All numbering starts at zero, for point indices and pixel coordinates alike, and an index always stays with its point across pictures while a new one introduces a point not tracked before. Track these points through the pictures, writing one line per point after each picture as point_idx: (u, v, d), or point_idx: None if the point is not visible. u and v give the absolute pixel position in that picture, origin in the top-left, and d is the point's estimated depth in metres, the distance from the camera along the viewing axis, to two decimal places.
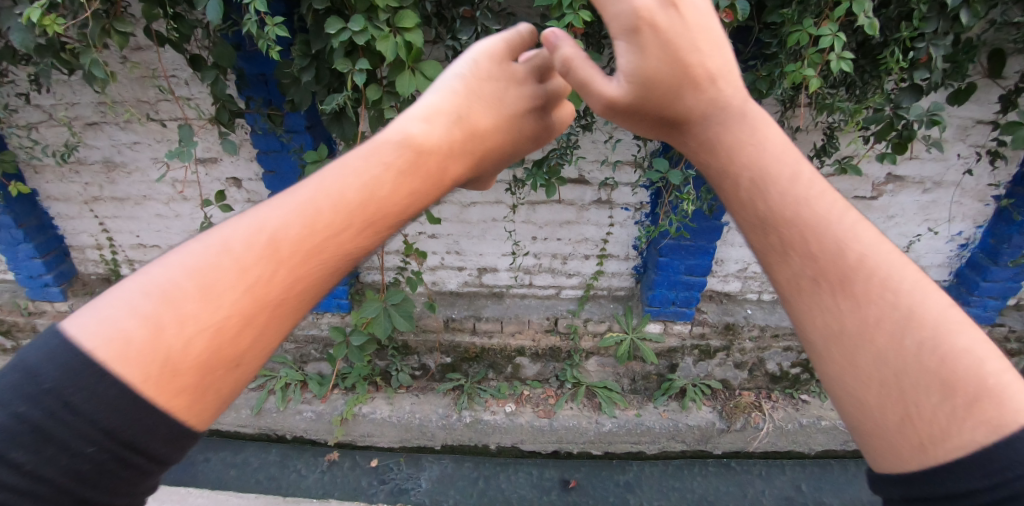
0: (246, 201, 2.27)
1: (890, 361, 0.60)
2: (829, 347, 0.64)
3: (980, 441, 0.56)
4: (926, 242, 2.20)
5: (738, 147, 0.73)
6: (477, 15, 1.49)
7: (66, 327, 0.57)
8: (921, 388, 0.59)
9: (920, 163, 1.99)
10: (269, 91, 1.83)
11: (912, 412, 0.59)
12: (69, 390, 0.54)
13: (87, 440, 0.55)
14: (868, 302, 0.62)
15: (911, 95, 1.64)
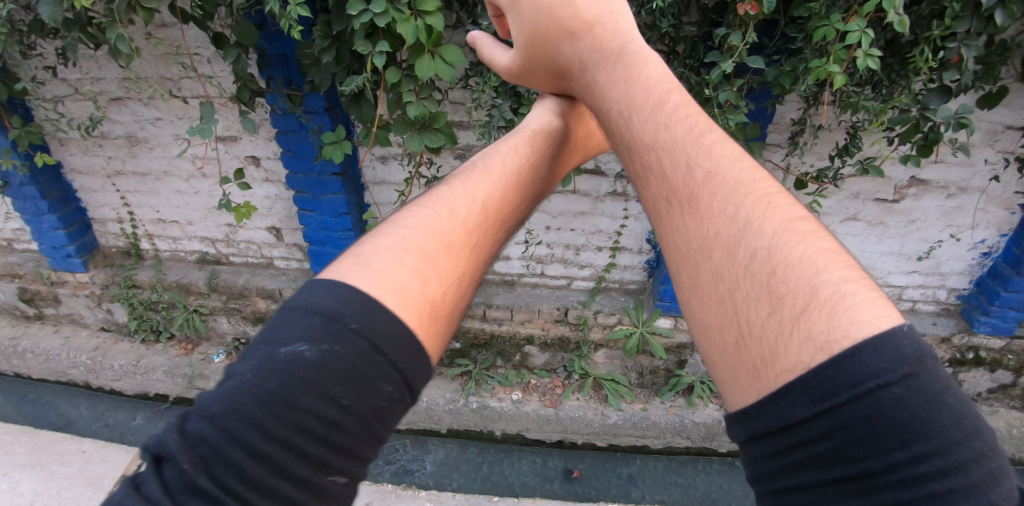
0: (264, 180, 2.29)
1: (726, 277, 0.67)
2: (680, 271, 0.73)
3: (807, 359, 0.58)
4: (947, 248, 2.15)
5: (614, 103, 0.90)
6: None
7: (346, 282, 0.70)
8: (749, 299, 0.65)
9: (946, 167, 1.95)
10: (289, 72, 1.84)
11: (744, 327, 0.65)
12: (373, 332, 0.66)
13: (389, 380, 0.66)
14: (704, 220, 0.71)
15: (939, 96, 1.61)
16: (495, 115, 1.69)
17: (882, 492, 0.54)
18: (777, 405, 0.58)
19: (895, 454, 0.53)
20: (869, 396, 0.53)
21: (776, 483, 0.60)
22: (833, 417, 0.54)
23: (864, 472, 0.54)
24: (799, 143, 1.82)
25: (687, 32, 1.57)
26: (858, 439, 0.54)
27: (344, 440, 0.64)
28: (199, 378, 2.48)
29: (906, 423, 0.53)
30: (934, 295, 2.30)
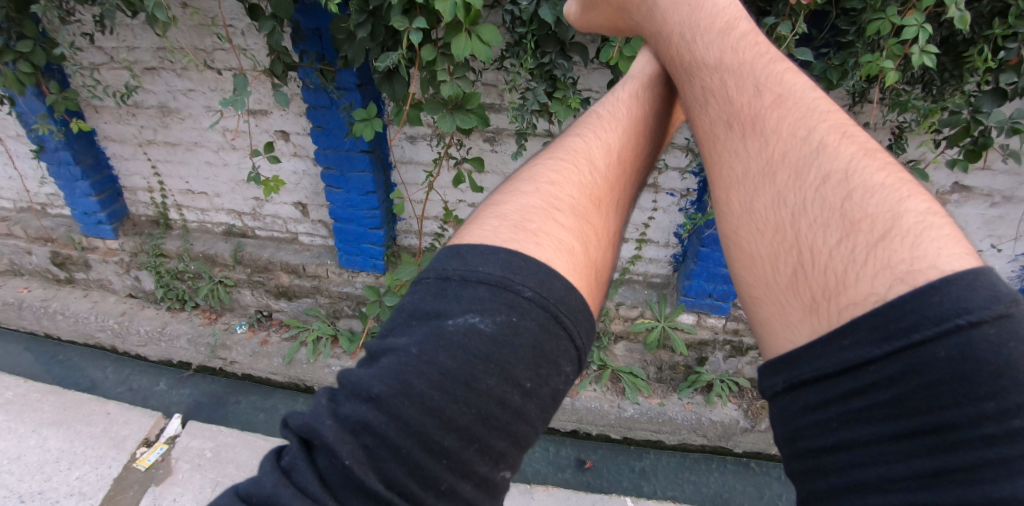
0: (292, 154, 2.30)
1: (788, 203, 0.67)
2: (735, 200, 0.73)
3: (881, 291, 0.55)
4: (986, 259, 2.06)
5: (677, 25, 0.93)
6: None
7: (510, 248, 0.69)
8: (814, 223, 0.63)
9: (992, 174, 1.86)
10: (322, 46, 1.83)
11: (806, 256, 0.63)
12: (555, 305, 0.65)
13: (569, 360, 0.65)
14: (770, 146, 0.72)
15: (993, 99, 1.52)
16: (529, 99, 1.67)
17: (953, 448, 0.50)
18: (839, 345, 0.56)
19: (978, 408, 0.49)
20: (956, 335, 0.50)
21: (825, 436, 0.57)
22: (905, 359, 0.51)
23: (937, 425, 0.51)
24: None
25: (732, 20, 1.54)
26: (935, 385, 0.50)
27: (521, 427, 0.64)
28: (221, 348, 2.52)
29: (994, 374, 0.49)
30: None
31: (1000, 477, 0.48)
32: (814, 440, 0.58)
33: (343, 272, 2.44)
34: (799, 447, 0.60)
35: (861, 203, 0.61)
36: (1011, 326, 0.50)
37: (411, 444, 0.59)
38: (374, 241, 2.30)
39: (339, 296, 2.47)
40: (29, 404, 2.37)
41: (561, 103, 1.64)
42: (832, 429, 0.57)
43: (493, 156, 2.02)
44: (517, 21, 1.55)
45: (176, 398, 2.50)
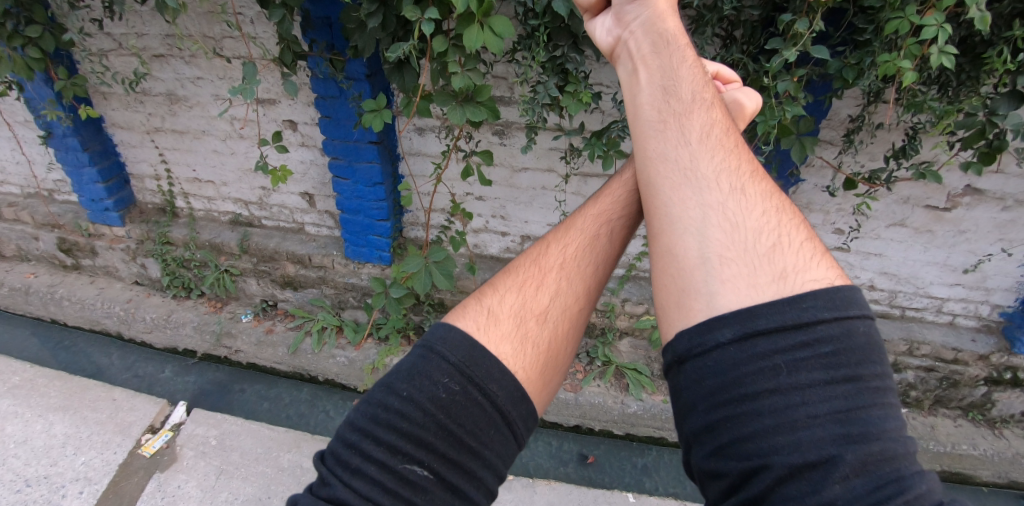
0: (300, 144, 2.30)
1: (770, 202, 0.80)
2: (727, 182, 0.79)
3: (830, 276, 0.75)
4: (996, 263, 2.02)
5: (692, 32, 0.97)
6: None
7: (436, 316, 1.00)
8: (782, 226, 0.78)
9: (1006, 178, 1.83)
10: (332, 35, 1.83)
11: (783, 241, 0.76)
12: (430, 339, 0.91)
13: (444, 373, 0.86)
14: (753, 165, 0.84)
15: (1009, 101, 1.51)
16: (540, 92, 1.66)
17: (858, 393, 0.67)
18: (800, 305, 0.69)
19: (867, 369, 0.69)
20: (868, 317, 0.72)
21: (765, 382, 0.68)
22: (845, 323, 0.69)
23: (852, 376, 0.68)
24: (854, 141, 1.71)
25: (748, 15, 1.53)
26: (856, 348, 0.69)
27: (422, 432, 0.83)
28: (226, 336, 2.54)
29: (878, 348, 0.71)
30: (976, 310, 2.17)
31: (880, 414, 0.67)
32: (756, 383, 0.68)
33: (348, 263, 2.45)
34: (740, 394, 0.68)
35: (806, 227, 0.81)
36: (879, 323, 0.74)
37: (333, 446, 0.87)
38: (380, 232, 2.30)
39: (345, 288, 2.47)
40: (36, 389, 2.38)
41: (573, 97, 1.63)
42: (775, 376, 0.67)
43: (502, 149, 2.01)
44: (529, 13, 1.55)
45: (181, 386, 2.51)
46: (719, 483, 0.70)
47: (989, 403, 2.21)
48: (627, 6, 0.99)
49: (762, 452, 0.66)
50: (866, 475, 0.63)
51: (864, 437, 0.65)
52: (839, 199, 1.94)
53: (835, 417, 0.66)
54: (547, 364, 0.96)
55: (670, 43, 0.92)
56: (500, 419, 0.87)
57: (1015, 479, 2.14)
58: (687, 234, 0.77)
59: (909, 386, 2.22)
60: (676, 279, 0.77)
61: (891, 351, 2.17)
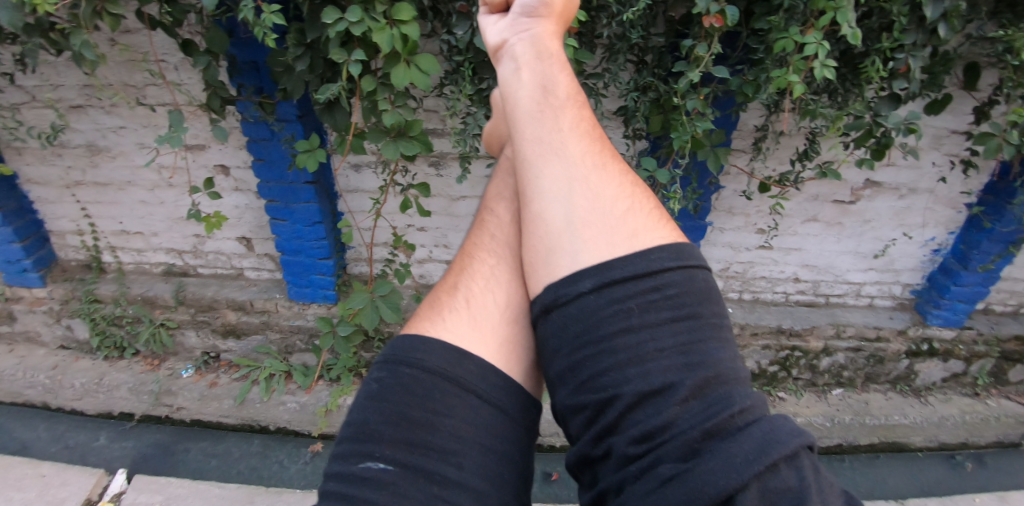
0: (233, 189, 2.25)
1: (628, 174, 0.84)
2: (591, 158, 0.81)
3: (672, 233, 0.81)
4: (900, 246, 2.24)
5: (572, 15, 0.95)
6: (473, 10, 1.53)
7: None
8: (637, 196, 0.83)
9: (897, 169, 2.04)
10: (260, 79, 1.83)
11: (636, 205, 0.81)
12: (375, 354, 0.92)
13: (378, 368, 0.86)
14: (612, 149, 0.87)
15: (889, 103, 1.70)
16: (470, 123, 1.71)
17: (700, 331, 0.71)
18: (648, 256, 0.74)
19: (708, 311, 0.73)
20: (705, 267, 0.77)
21: (621, 321, 0.70)
22: (685, 270, 0.74)
23: (693, 315, 0.72)
24: (761, 148, 1.85)
25: (655, 42, 1.66)
26: (694, 290, 0.73)
27: (371, 420, 0.79)
28: (166, 394, 2.41)
29: (718, 289, 0.77)
30: (890, 290, 2.37)
31: (717, 346, 0.71)
32: (612, 323, 0.70)
33: (292, 305, 2.39)
34: (597, 335, 0.71)
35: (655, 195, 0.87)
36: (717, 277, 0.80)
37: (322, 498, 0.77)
38: (323, 271, 2.27)
39: (291, 330, 2.42)
40: None
41: None
42: (627, 318, 0.70)
43: (438, 181, 2.05)
44: (454, 50, 1.64)
45: (118, 453, 2.33)
46: (586, 418, 0.72)
47: (912, 374, 2.40)
48: (524, 15, 0.91)
49: (615, 383, 0.69)
50: (704, 397, 0.66)
51: (703, 365, 0.68)
52: (756, 201, 2.08)
53: (680, 349, 0.69)
54: (495, 331, 0.90)
55: (550, 48, 0.88)
56: (448, 382, 0.81)
57: (944, 441, 2.33)
58: (555, 203, 0.79)
59: (841, 368, 2.37)
60: (543, 240, 0.79)
61: (821, 337, 2.31)
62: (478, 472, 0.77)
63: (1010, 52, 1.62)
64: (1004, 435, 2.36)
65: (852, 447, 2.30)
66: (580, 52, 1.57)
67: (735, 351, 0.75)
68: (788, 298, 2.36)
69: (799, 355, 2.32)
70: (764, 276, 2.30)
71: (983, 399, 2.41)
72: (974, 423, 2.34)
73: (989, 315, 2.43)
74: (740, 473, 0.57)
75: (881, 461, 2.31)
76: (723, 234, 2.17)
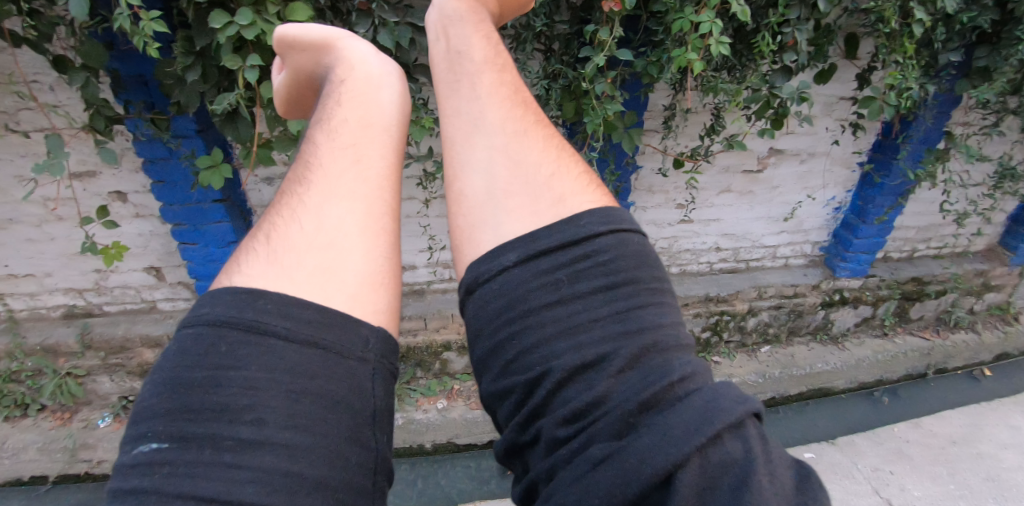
0: (133, 216, 2.08)
1: (552, 140, 0.76)
2: (511, 125, 0.72)
3: (603, 198, 0.73)
4: (805, 208, 2.41)
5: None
6: (373, 7, 1.49)
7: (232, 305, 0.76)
8: (564, 161, 0.75)
9: (796, 137, 2.18)
10: (150, 94, 1.69)
11: (563, 170, 0.72)
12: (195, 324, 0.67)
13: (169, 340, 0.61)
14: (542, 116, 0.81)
15: (782, 75, 1.83)
16: None
17: (634, 296, 0.64)
18: (576, 223, 0.66)
19: (645, 272, 0.66)
20: (637, 231, 0.70)
21: (549, 294, 0.62)
22: (616, 234, 0.67)
23: (629, 280, 0.64)
24: (671, 126, 1.91)
25: (559, 29, 1.68)
26: (630, 254, 0.66)
27: (146, 397, 0.55)
28: (83, 448, 2.20)
29: (654, 253, 0.70)
30: (801, 249, 2.55)
31: (655, 312, 0.64)
32: (539, 297, 0.62)
33: None
34: (524, 309, 0.61)
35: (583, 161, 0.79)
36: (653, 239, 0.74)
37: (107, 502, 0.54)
38: None
39: None
40: None
41: (415, 124, 1.65)
42: (554, 290, 0.62)
43: None
44: None
45: None
46: (510, 405, 0.63)
47: (829, 323, 2.58)
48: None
49: (543, 359, 0.60)
50: (644, 367, 0.59)
51: (640, 333, 0.61)
52: (673, 178, 2.15)
53: (615, 317, 0.62)
54: (316, 250, 0.63)
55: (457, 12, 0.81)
56: (223, 328, 0.56)
57: (862, 381, 2.54)
58: (469, 173, 0.69)
59: (766, 326, 2.50)
60: (460, 221, 0.69)
61: (745, 299, 2.44)
62: (288, 417, 0.53)
63: (881, 21, 1.76)
64: (911, 368, 2.61)
65: (784, 398, 2.47)
66: None
67: (677, 313, 0.68)
68: (711, 267, 2.48)
69: (728, 319, 2.42)
70: (688, 249, 2.39)
71: (891, 338, 2.64)
72: (885, 361, 2.56)
73: (888, 262, 2.67)
74: (680, 447, 0.51)
75: (811, 407, 2.49)
76: (645, 213, 2.22)
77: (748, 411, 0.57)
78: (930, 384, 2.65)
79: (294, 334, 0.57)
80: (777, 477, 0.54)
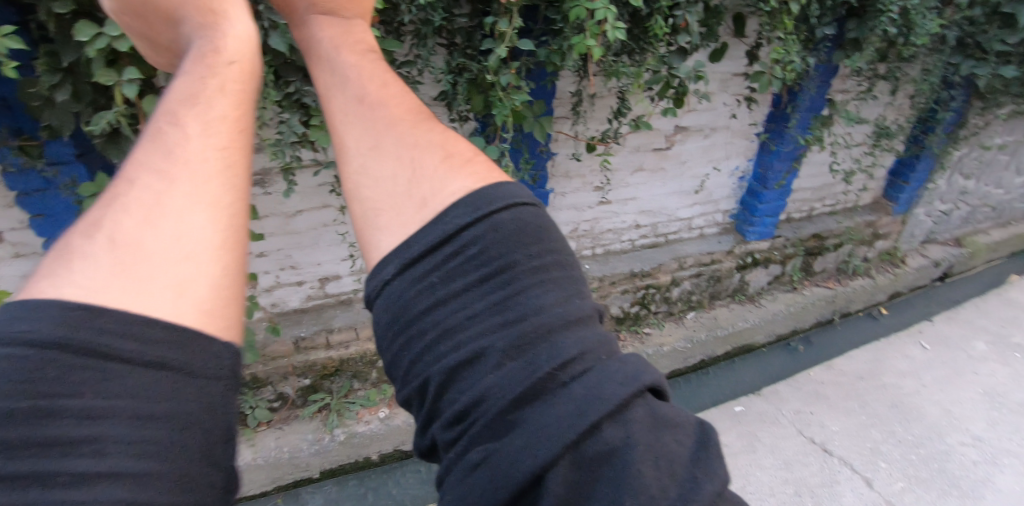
0: (13, 256, 1.86)
1: (417, 128, 0.69)
2: (364, 134, 0.67)
3: (482, 178, 0.67)
4: (713, 179, 2.57)
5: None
6: (259, 9, 1.39)
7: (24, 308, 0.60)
8: (433, 149, 0.68)
9: (698, 113, 2.30)
10: (15, 118, 1.52)
11: (431, 161, 0.67)
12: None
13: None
14: (420, 102, 0.76)
15: (678, 56, 1.92)
16: (285, 131, 1.61)
17: (512, 282, 0.61)
18: (441, 221, 0.62)
19: (522, 254, 0.62)
20: (517, 207, 0.64)
21: (426, 300, 0.60)
22: (485, 221, 0.61)
23: (505, 267, 0.61)
24: (580, 112, 1.97)
25: (460, 23, 1.67)
26: (506, 239, 0.62)
27: None
28: None
29: (539, 225, 0.65)
30: (714, 218, 2.72)
31: (538, 292, 0.61)
32: (416, 305, 0.60)
33: None
34: (404, 319, 0.60)
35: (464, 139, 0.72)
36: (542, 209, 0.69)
37: None
38: None
39: None
40: None
41: (320, 128, 1.59)
42: (427, 295, 0.60)
43: (267, 199, 1.84)
44: None
45: None
46: (410, 406, 0.64)
47: (745, 284, 2.77)
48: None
49: (425, 366, 0.60)
50: (526, 360, 0.58)
51: (519, 324, 0.59)
52: (587, 162, 2.20)
53: (491, 311, 0.59)
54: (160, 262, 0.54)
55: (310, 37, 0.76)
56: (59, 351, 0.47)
57: (778, 333, 2.77)
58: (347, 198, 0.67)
59: (689, 294, 2.64)
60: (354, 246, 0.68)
61: (667, 271, 2.57)
62: (138, 446, 0.48)
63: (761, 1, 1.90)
64: (819, 316, 2.87)
65: (712, 359, 2.64)
66: (385, 41, 1.52)
67: (569, 288, 0.65)
68: (634, 244, 2.58)
69: (653, 292, 2.53)
70: (610, 229, 2.47)
71: (800, 291, 2.87)
72: (797, 312, 2.78)
73: (791, 223, 2.90)
74: (549, 448, 0.53)
75: (737, 363, 2.67)
76: (565, 198, 2.26)
77: (629, 399, 0.57)
78: (836, 328, 2.94)
79: (139, 355, 0.50)
80: (662, 461, 0.56)
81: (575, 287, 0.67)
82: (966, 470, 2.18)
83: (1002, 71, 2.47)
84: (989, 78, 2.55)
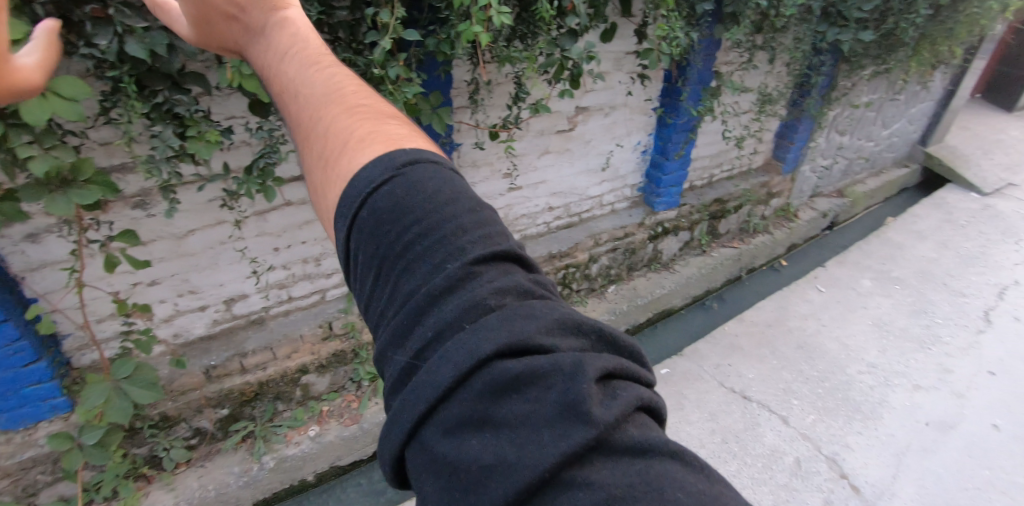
0: None
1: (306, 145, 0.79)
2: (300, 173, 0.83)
3: (346, 169, 0.72)
4: (617, 155, 2.66)
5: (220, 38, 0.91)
6: (112, 14, 1.27)
7: None
8: (313, 163, 0.77)
9: (596, 93, 2.36)
10: None
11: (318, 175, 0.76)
12: None
13: None
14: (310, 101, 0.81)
15: (569, 38, 1.90)
16: (159, 146, 1.46)
17: (389, 271, 0.66)
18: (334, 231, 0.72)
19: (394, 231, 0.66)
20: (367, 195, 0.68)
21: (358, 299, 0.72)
22: (348, 221, 0.69)
23: (381, 261, 0.66)
24: (477, 100, 1.97)
25: (340, 16, 1.58)
26: (370, 230, 0.67)
27: None
28: None
29: (394, 206, 0.67)
30: (622, 193, 2.83)
31: (409, 274, 0.65)
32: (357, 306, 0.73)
33: None
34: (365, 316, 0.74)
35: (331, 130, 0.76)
36: (407, 176, 0.70)
37: None
38: (37, 379, 1.61)
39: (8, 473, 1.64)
40: None
41: (199, 140, 1.48)
42: (360, 297, 0.71)
43: (152, 222, 1.66)
44: (103, 63, 1.32)
45: None
46: None
47: (659, 253, 2.91)
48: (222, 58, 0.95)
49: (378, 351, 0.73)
50: (409, 343, 0.61)
51: (402, 309, 0.63)
52: (492, 150, 2.20)
53: (385, 299, 0.66)
54: None
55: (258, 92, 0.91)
56: None
57: (693, 294, 2.94)
58: None
59: (608, 268, 2.73)
60: None
61: (585, 249, 2.64)
62: None
63: None
64: (727, 274, 3.08)
65: (636, 327, 2.76)
66: None
67: (440, 256, 0.65)
68: (549, 226, 2.63)
69: (573, 271, 2.60)
70: (524, 214, 2.50)
71: (709, 253, 3.06)
72: (708, 273, 2.96)
73: (694, 190, 3.08)
74: (395, 429, 0.57)
75: (659, 327, 2.83)
76: (476, 188, 2.25)
77: (458, 377, 0.55)
78: (743, 284, 3.20)
79: None
80: (506, 433, 0.53)
81: (454, 248, 0.65)
82: (865, 394, 2.43)
83: (862, 35, 2.75)
84: (851, 43, 2.82)
